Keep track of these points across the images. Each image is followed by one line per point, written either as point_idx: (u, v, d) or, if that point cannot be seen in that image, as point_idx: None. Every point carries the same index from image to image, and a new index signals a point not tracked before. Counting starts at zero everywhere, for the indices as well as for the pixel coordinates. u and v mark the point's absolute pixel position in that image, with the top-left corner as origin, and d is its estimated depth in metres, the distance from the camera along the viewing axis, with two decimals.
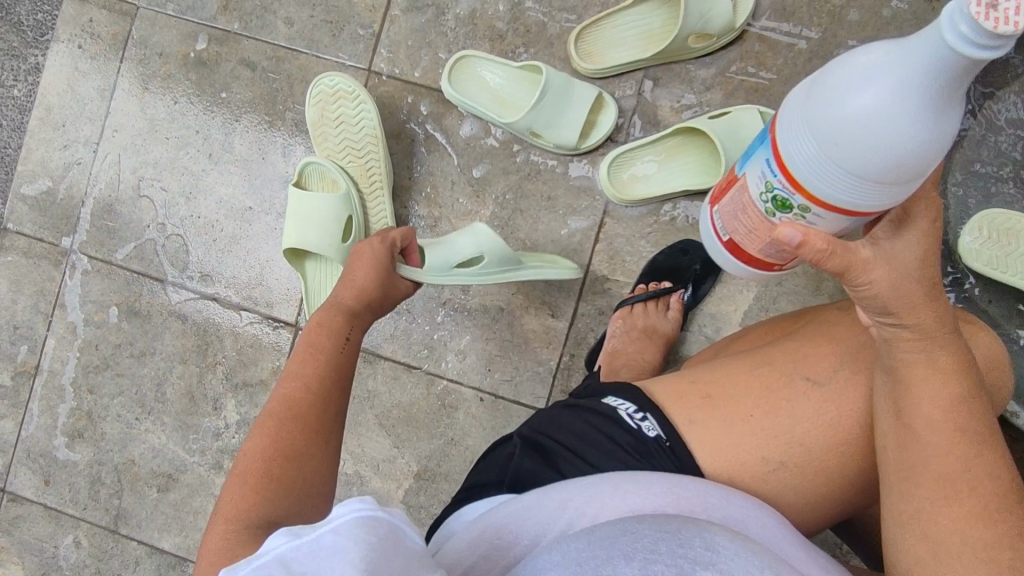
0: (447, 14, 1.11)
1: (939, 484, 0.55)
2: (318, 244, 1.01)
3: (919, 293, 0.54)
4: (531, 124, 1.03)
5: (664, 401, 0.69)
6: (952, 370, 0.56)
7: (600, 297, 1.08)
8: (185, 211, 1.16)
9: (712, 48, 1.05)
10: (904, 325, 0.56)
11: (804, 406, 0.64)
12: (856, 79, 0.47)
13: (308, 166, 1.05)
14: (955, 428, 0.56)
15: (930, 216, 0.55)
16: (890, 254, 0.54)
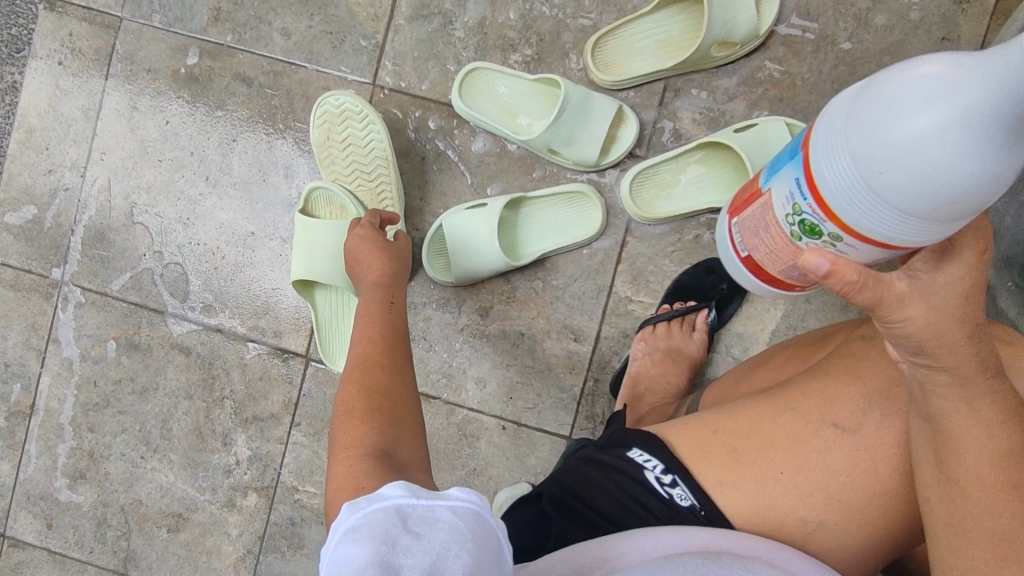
0: (455, 23, 1.06)
1: (994, 544, 0.50)
2: (332, 276, 0.98)
3: (962, 333, 0.48)
4: (549, 142, 0.98)
5: (689, 458, 0.65)
6: (995, 416, 0.51)
7: (623, 318, 1.03)
8: (183, 238, 1.10)
9: (735, 56, 1.00)
10: (942, 367, 0.50)
11: (835, 457, 0.60)
12: (912, 97, 0.42)
13: (316, 190, 1.00)
14: (1004, 481, 0.51)
15: (980, 246, 0.46)
16: (930, 289, 0.46)
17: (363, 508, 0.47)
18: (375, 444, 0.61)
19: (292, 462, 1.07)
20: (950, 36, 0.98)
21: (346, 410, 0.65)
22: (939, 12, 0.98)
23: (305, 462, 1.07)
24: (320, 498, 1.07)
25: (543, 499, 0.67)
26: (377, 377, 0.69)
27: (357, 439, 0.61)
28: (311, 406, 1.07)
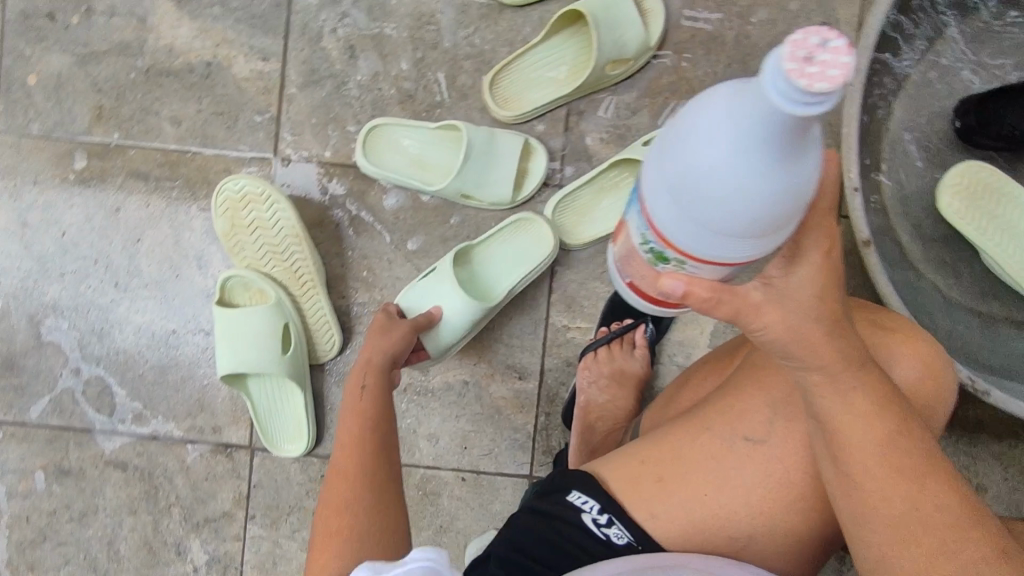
0: (348, 84, 1.04)
1: (895, 528, 0.51)
2: (261, 363, 0.94)
3: (820, 333, 0.48)
4: (461, 187, 0.97)
5: (621, 491, 0.62)
6: (873, 406, 0.51)
7: (564, 347, 1.02)
8: (100, 348, 1.04)
9: (632, 70, 1.02)
10: (810, 366, 0.50)
11: (749, 469, 0.60)
12: (697, 129, 0.40)
13: (228, 280, 0.96)
14: (894, 469, 0.50)
15: (823, 247, 0.48)
16: (783, 293, 0.47)
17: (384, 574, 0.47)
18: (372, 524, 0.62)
19: (252, 558, 1.02)
20: (830, 21, 1.02)
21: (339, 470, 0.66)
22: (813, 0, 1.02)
23: (266, 556, 1.01)
24: None
25: (485, 562, 0.62)
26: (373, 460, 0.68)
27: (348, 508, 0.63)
28: (263, 496, 1.02)
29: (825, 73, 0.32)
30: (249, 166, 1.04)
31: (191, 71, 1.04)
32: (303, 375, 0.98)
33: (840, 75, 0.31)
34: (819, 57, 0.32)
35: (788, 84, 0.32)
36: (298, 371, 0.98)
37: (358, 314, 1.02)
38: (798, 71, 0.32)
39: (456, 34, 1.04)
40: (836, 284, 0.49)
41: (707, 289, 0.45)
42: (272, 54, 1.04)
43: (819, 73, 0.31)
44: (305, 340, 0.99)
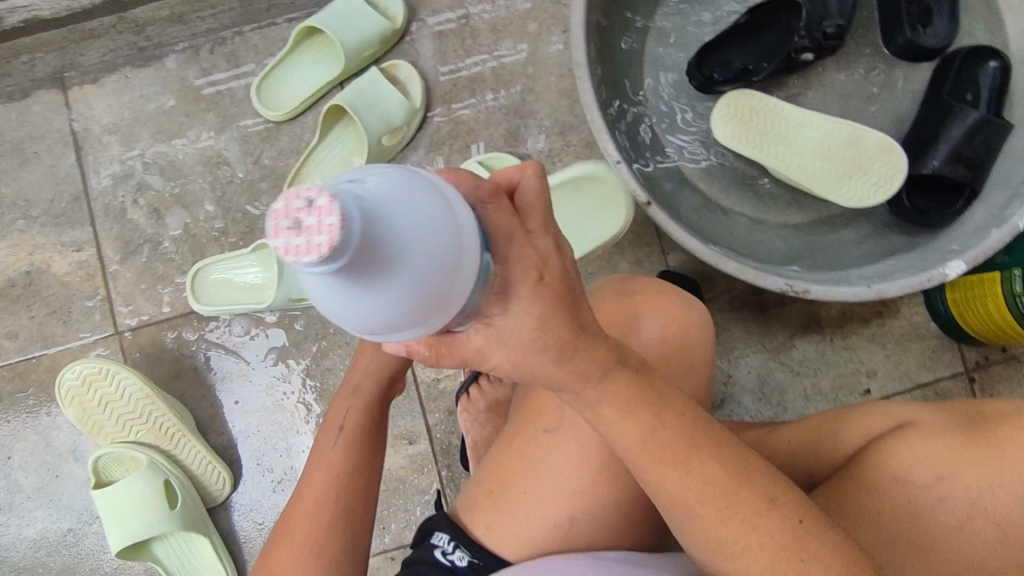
0: (164, 242, 1.11)
1: (680, 507, 0.57)
2: (151, 527, 0.96)
3: (549, 360, 0.53)
4: (288, 294, 1.02)
5: (464, 519, 0.69)
6: (630, 409, 0.56)
7: (441, 398, 1.05)
8: (4, 575, 1.04)
9: (408, 134, 1.15)
10: (564, 388, 0.56)
11: (557, 460, 0.67)
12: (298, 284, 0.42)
13: (99, 460, 0.99)
14: (666, 460, 0.57)
15: (530, 278, 0.51)
16: (502, 330, 0.52)
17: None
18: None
19: None
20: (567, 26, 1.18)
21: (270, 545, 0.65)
22: (546, 14, 1.18)
23: None
24: None
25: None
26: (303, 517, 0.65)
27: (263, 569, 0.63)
28: None
29: (309, 242, 0.35)
30: (95, 349, 1.08)
31: (13, 285, 1.10)
32: (202, 521, 1.00)
33: (324, 237, 0.35)
34: (302, 226, 0.35)
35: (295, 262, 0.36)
36: (194, 519, 0.99)
37: (240, 444, 1.06)
38: (292, 250, 0.35)
39: (245, 164, 1.13)
40: (566, 303, 0.52)
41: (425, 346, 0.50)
42: (86, 242, 1.11)
43: (308, 244, 0.35)
44: (191, 491, 1.00)
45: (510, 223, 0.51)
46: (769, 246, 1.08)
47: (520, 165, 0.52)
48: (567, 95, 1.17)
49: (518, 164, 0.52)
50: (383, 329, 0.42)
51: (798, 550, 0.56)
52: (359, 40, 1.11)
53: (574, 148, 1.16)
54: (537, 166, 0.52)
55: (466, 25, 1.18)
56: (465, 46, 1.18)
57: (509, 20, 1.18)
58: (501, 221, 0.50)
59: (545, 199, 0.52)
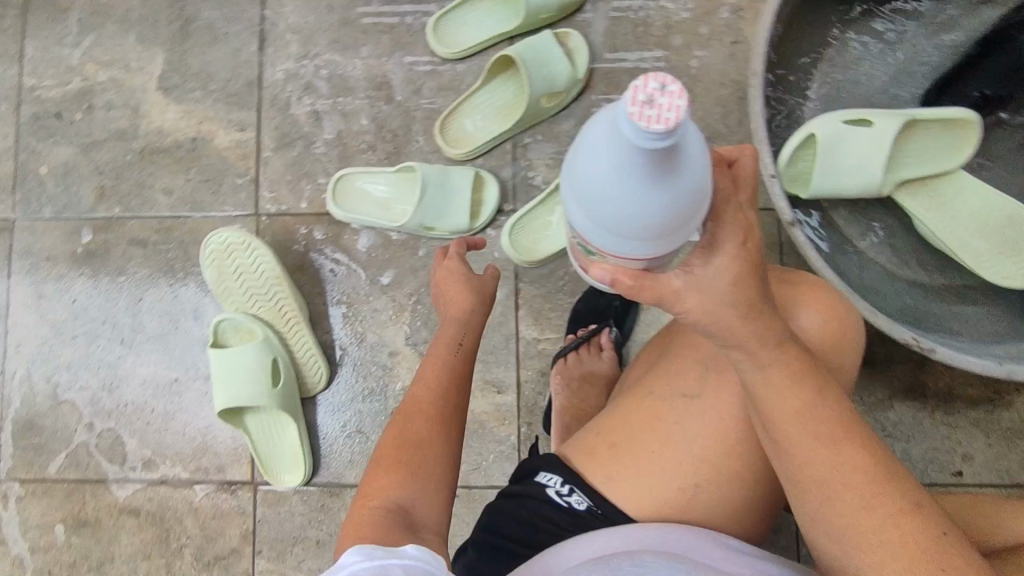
0: (316, 142, 1.15)
1: (819, 490, 0.60)
2: (253, 396, 1.03)
3: (731, 314, 0.58)
4: (422, 221, 1.06)
5: (579, 463, 0.74)
6: (793, 380, 0.60)
7: (537, 358, 1.08)
8: (111, 402, 1.13)
9: (564, 103, 1.11)
10: (733, 348, 0.60)
11: (690, 425, 0.71)
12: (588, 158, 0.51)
13: (222, 322, 1.07)
14: (815, 437, 0.60)
15: (736, 240, 0.57)
16: (701, 280, 0.56)
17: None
18: (393, 500, 0.62)
19: None
20: (739, 40, 1.13)
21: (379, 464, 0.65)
22: (721, 24, 1.13)
23: None
24: None
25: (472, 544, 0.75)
26: (421, 425, 0.68)
27: (375, 489, 0.63)
28: (269, 530, 1.08)
29: (660, 115, 0.44)
30: (234, 225, 1.15)
31: (178, 147, 1.18)
32: (295, 405, 1.07)
33: (673, 117, 0.44)
34: (654, 102, 0.44)
35: (635, 125, 0.45)
36: (290, 401, 1.06)
37: (340, 346, 1.11)
38: (641, 115, 0.44)
39: (406, 89, 1.15)
40: (756, 269, 0.58)
41: (630, 275, 0.55)
42: (248, 124, 1.17)
43: (656, 117, 0.44)
44: (292, 375, 1.08)
45: (728, 186, 0.58)
46: (899, 298, 1.00)
47: (740, 148, 0.60)
48: (722, 104, 1.12)
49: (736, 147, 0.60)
50: (643, 226, 0.51)
51: (935, 560, 0.56)
52: (543, 1, 1.10)
53: None
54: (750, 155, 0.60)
55: (641, 15, 1.14)
56: (637, 33, 1.14)
57: (685, 17, 1.14)
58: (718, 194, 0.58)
59: (758, 180, 0.59)
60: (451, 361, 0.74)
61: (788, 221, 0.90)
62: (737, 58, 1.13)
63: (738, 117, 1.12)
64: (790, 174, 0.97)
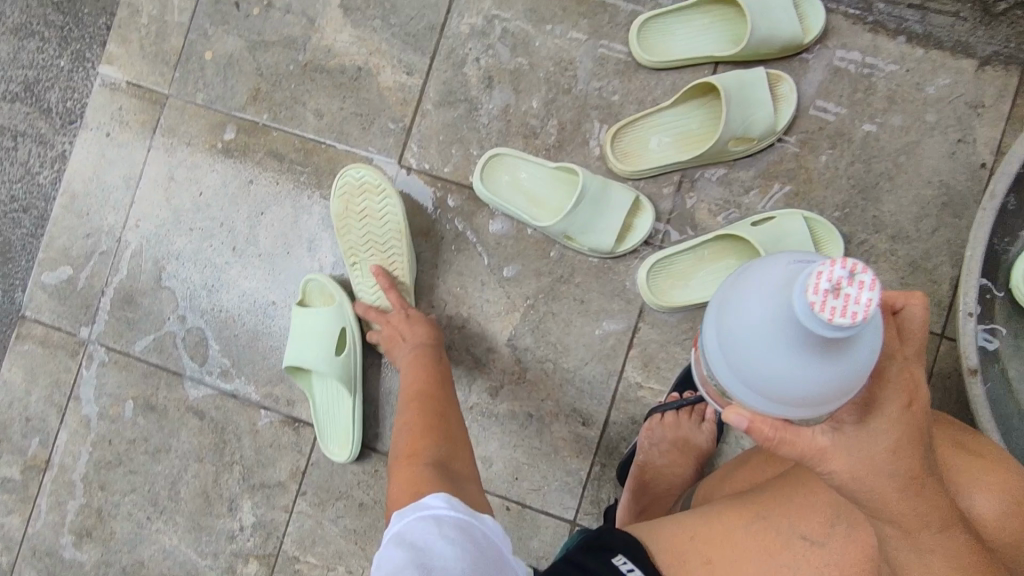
0: (479, 109, 1.09)
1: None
2: (316, 360, 1.02)
3: (891, 487, 0.49)
4: (565, 229, 0.99)
5: (669, 568, 0.66)
6: (953, 572, 0.52)
7: (633, 404, 1.02)
8: (206, 303, 1.14)
9: (753, 150, 1.01)
10: (886, 522, 0.51)
11: (806, 570, 0.63)
12: (743, 304, 0.45)
13: (311, 283, 1.08)
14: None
15: (899, 401, 0.48)
16: (854, 443, 0.48)
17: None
18: (433, 458, 0.73)
19: (295, 531, 1.07)
20: (967, 138, 0.98)
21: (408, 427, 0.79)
22: (954, 114, 0.98)
23: (308, 532, 1.07)
24: (320, 571, 1.06)
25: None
26: (432, 415, 0.82)
27: (416, 451, 0.74)
28: (318, 476, 1.07)
29: (847, 306, 0.38)
30: (373, 167, 1.11)
31: (342, 72, 1.13)
32: (355, 380, 1.05)
33: (859, 313, 0.38)
34: (840, 291, 0.38)
35: (815, 314, 0.39)
36: (351, 374, 1.04)
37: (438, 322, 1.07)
38: (821, 303, 0.38)
39: (588, 83, 1.06)
40: (922, 442, 0.49)
41: (775, 426, 0.47)
42: (417, 70, 1.11)
43: (841, 309, 0.38)
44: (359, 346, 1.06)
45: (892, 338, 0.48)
46: None
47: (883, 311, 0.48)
48: (920, 204, 0.99)
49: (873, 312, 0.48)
50: (785, 399, 0.44)
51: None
52: (768, 34, 0.97)
53: (896, 260, 0.99)
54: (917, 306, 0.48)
55: (866, 77, 1.00)
56: (853, 98, 1.01)
57: (912, 96, 0.99)
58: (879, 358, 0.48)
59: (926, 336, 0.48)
60: (435, 360, 0.93)
61: (971, 368, 0.80)
62: (958, 159, 0.98)
63: (934, 224, 0.98)
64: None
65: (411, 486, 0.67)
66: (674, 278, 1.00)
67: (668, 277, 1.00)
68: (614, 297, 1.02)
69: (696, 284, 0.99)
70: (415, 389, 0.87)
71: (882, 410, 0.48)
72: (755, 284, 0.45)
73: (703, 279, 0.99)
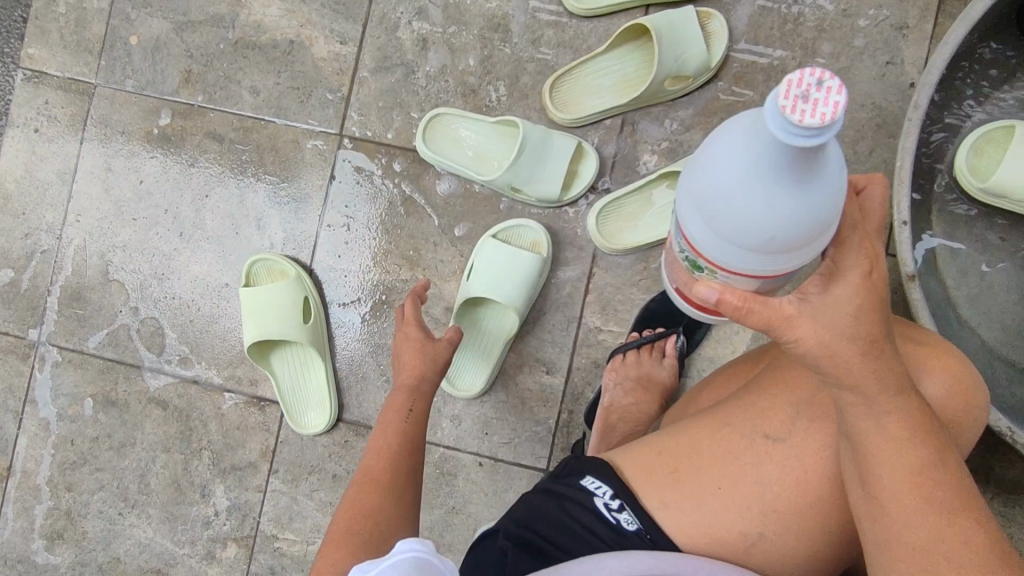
0: (417, 72, 1.09)
1: (914, 557, 0.52)
2: (282, 331, 1.03)
3: (853, 351, 0.49)
4: (511, 181, 1.00)
5: (636, 481, 0.65)
6: (908, 435, 0.51)
7: (594, 349, 1.03)
8: (158, 292, 1.12)
9: (689, 89, 1.03)
10: (846, 387, 0.51)
11: (770, 468, 0.60)
12: (716, 153, 0.44)
13: (254, 264, 1.08)
14: (918, 496, 0.52)
15: (862, 269, 0.48)
16: (818, 309, 0.48)
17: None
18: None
19: (271, 510, 1.07)
20: (894, 60, 1.01)
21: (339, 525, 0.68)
22: (879, 38, 1.01)
23: (284, 509, 1.07)
24: (299, 546, 1.06)
25: (497, 537, 0.66)
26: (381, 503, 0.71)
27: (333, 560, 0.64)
28: (289, 453, 1.07)
29: (816, 107, 0.35)
30: (315, 139, 1.10)
31: (275, 47, 1.11)
32: (323, 344, 1.06)
33: (831, 112, 0.35)
34: (812, 94, 0.35)
35: (783, 121, 0.36)
36: (319, 340, 1.06)
37: (395, 288, 1.07)
38: (792, 107, 0.35)
39: (525, 36, 1.07)
40: (883, 305, 0.49)
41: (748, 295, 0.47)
42: (351, 38, 1.10)
43: (812, 110, 0.35)
44: (323, 316, 1.08)
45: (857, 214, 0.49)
46: (997, 377, 0.89)
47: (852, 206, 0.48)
48: (856, 127, 1.01)
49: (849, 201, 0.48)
50: (760, 238, 0.43)
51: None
52: None
53: None
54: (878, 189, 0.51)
55: (793, 9, 1.03)
56: (783, 30, 1.03)
57: (839, 23, 1.02)
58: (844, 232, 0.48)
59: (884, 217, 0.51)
60: (404, 428, 0.79)
61: (908, 274, 0.82)
62: (888, 80, 1.01)
63: (870, 145, 1.01)
64: (966, 157, 0.89)
65: None
66: (625, 221, 1.02)
67: (620, 220, 1.01)
68: (566, 246, 1.04)
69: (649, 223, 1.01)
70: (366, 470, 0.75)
71: (842, 277, 0.48)
72: (724, 124, 0.44)
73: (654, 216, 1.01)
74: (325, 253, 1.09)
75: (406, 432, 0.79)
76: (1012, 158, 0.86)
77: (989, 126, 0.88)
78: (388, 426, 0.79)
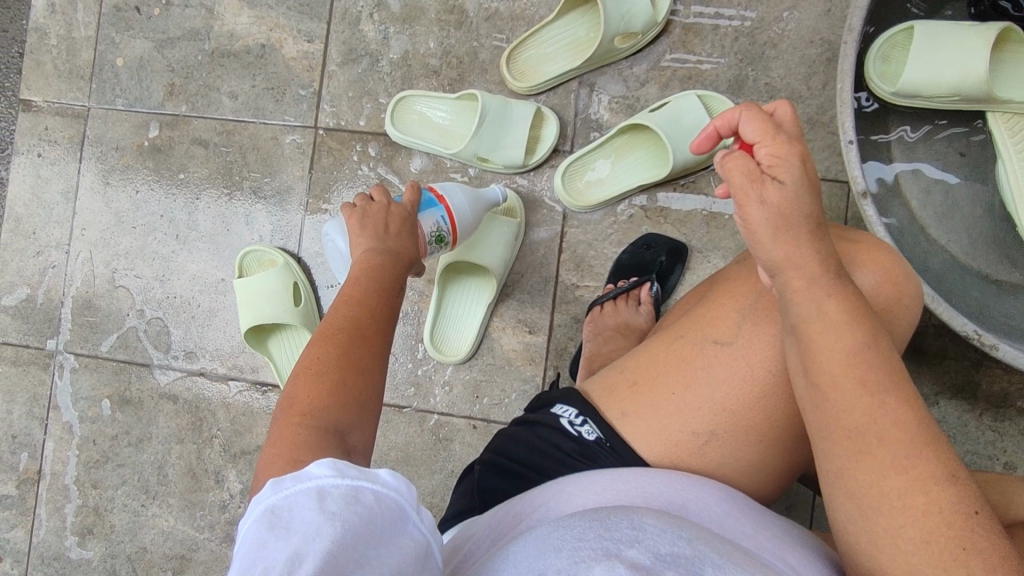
0: (381, 61, 1.14)
1: (851, 441, 0.48)
2: (275, 315, 1.08)
3: (804, 224, 0.49)
4: (476, 150, 1.04)
5: (601, 399, 0.67)
6: (846, 317, 0.49)
7: (573, 305, 1.07)
8: (161, 293, 1.19)
9: (639, 45, 1.05)
10: (782, 270, 0.50)
11: (719, 371, 0.61)
12: (473, 194, 0.98)
13: (246, 256, 1.15)
14: (856, 380, 0.48)
15: (788, 157, 0.49)
16: (776, 189, 0.48)
17: (284, 486, 0.46)
18: (328, 420, 0.59)
19: None
20: None
21: (310, 370, 0.63)
22: None
23: None
24: None
25: (477, 465, 0.70)
26: (359, 352, 0.65)
27: (310, 409, 0.59)
28: None
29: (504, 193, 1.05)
30: (293, 135, 1.16)
31: (248, 53, 1.18)
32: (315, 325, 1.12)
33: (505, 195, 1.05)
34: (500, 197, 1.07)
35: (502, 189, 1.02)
36: (310, 320, 1.12)
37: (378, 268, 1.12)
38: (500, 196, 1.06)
39: (479, 14, 1.11)
40: (818, 188, 0.50)
41: (746, 172, 0.49)
42: (317, 36, 1.16)
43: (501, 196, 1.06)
44: (314, 299, 1.14)
45: (767, 122, 0.50)
46: (964, 289, 0.90)
47: (739, 109, 0.52)
48: (807, 63, 1.03)
49: (740, 107, 0.52)
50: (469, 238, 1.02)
51: (961, 534, 0.46)
52: None
53: None
54: (786, 105, 0.53)
55: None
56: None
57: None
58: (759, 126, 0.50)
59: (798, 128, 0.52)
60: (389, 291, 0.73)
61: (860, 191, 0.83)
62: (833, 16, 1.03)
63: (822, 79, 1.03)
64: (877, 67, 0.89)
65: (286, 459, 0.54)
66: (603, 174, 1.05)
67: (597, 174, 1.05)
68: (537, 209, 1.08)
69: (628, 170, 1.04)
70: (348, 316, 0.68)
71: (783, 162, 0.49)
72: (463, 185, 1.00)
73: (634, 164, 1.04)
74: (311, 240, 1.15)
75: (371, 293, 0.71)
76: (920, 61, 0.85)
77: (892, 32, 0.89)
78: (355, 289, 0.71)
